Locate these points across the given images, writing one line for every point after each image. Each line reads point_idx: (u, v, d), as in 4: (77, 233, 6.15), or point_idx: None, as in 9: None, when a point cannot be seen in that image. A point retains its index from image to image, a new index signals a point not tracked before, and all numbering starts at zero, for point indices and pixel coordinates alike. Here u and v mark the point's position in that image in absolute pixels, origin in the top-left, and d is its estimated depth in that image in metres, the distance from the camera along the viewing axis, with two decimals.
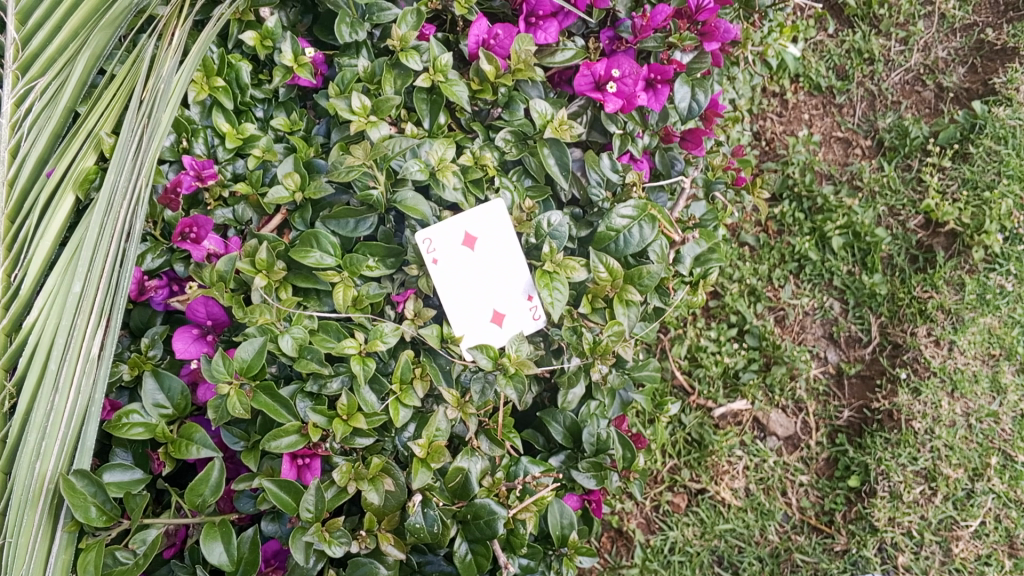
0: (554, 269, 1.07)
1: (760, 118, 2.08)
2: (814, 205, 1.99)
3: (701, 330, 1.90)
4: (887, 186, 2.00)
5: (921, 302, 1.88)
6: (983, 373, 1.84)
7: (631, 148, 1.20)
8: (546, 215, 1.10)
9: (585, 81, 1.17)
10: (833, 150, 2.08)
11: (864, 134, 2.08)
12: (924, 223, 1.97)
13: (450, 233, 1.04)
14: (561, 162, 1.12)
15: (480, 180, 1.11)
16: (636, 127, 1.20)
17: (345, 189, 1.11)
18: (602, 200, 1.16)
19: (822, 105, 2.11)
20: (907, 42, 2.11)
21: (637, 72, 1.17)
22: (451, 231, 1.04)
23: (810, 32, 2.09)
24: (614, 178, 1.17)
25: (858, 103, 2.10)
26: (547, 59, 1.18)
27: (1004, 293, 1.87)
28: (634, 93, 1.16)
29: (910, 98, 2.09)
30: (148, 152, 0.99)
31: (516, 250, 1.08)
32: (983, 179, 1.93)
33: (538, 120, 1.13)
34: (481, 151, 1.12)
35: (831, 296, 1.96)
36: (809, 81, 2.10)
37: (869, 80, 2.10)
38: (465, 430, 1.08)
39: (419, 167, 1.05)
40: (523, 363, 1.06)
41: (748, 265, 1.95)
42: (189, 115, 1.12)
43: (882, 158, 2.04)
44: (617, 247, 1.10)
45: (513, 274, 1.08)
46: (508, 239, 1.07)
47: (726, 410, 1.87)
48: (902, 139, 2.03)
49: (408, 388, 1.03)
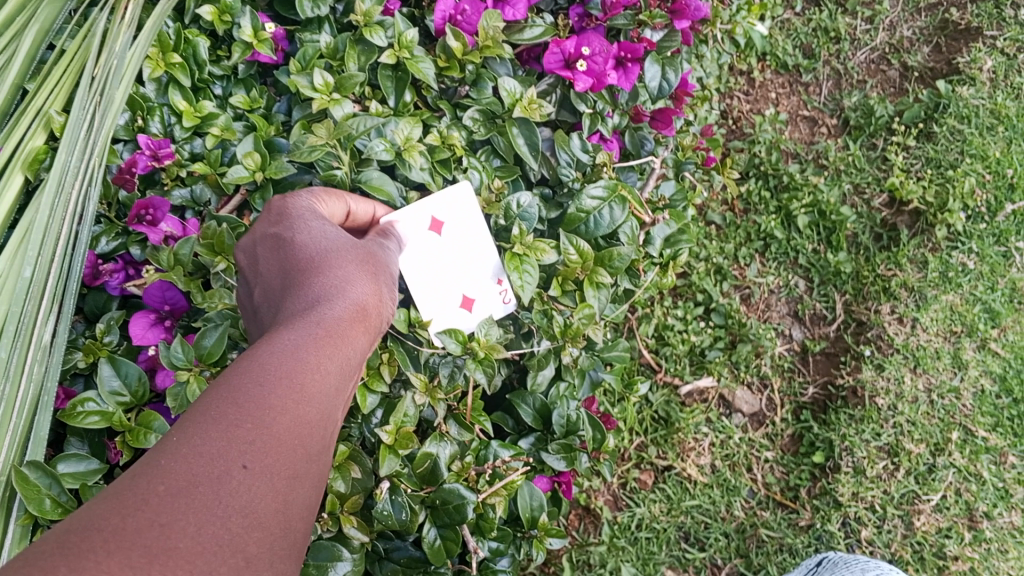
0: (524, 252, 1.05)
1: (727, 97, 2.06)
2: (781, 183, 1.99)
3: (668, 309, 1.88)
4: (852, 165, 2.01)
5: (884, 280, 1.90)
6: (946, 349, 1.86)
7: (601, 128, 1.18)
8: (516, 196, 1.07)
9: (554, 59, 1.14)
10: (799, 128, 2.08)
11: (830, 113, 2.09)
12: (888, 202, 1.99)
13: (417, 218, 1.03)
14: (530, 142, 1.11)
15: (448, 161, 1.09)
16: (605, 106, 1.18)
17: (307, 169, 1.07)
18: (572, 180, 1.14)
19: (788, 83, 2.10)
20: (873, 21, 2.13)
21: (608, 50, 1.14)
22: (418, 216, 1.03)
23: (778, 10, 2.09)
24: (583, 158, 1.14)
25: (824, 82, 2.10)
26: (515, 36, 1.15)
27: (966, 270, 1.90)
28: (604, 72, 1.13)
29: (875, 77, 2.10)
30: (100, 134, 0.96)
31: (483, 233, 1.08)
32: (947, 158, 1.97)
33: (507, 99, 1.10)
34: (448, 130, 1.09)
35: (797, 274, 1.97)
36: (776, 59, 2.09)
37: (835, 59, 2.11)
38: (433, 414, 1.07)
39: (384, 147, 1.03)
40: (493, 348, 1.04)
41: (715, 244, 1.94)
42: (145, 92, 1.09)
43: (847, 137, 2.05)
44: (587, 229, 1.08)
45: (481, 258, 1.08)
46: (476, 221, 1.07)
47: (692, 387, 1.87)
48: (867, 118, 2.04)
49: (375, 374, 1.00)
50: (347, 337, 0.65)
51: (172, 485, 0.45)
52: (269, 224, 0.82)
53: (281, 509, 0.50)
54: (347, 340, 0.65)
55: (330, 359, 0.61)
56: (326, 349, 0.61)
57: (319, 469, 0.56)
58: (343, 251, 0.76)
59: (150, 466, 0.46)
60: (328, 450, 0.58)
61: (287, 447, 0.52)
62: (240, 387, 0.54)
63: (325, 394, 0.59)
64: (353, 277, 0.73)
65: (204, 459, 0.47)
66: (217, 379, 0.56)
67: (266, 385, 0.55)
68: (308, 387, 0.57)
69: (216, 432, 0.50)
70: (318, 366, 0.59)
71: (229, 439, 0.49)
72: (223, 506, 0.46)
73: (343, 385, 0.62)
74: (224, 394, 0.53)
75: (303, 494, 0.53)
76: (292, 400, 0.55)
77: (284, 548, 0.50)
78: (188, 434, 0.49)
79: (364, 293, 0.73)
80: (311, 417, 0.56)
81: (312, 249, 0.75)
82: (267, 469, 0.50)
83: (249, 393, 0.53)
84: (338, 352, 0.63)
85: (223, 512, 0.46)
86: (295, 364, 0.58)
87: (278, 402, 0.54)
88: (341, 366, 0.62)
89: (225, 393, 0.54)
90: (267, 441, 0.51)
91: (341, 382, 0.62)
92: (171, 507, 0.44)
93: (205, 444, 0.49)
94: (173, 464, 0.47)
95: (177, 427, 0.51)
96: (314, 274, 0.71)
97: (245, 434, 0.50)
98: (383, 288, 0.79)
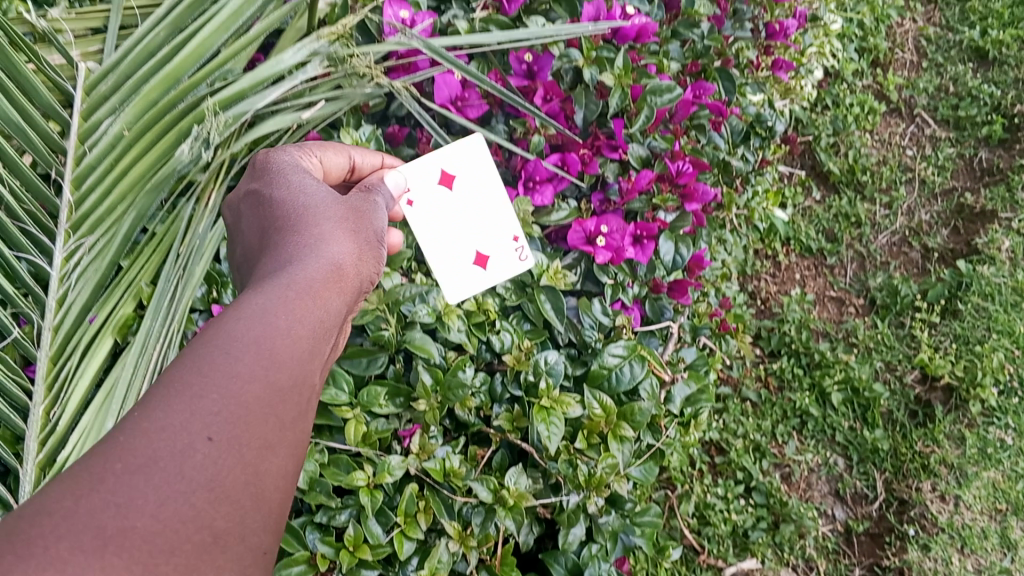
0: (551, 405, 1.14)
1: (755, 279, 2.27)
2: (812, 361, 2.15)
3: (707, 486, 1.93)
4: (883, 343, 2.21)
5: (923, 457, 2.06)
6: (992, 527, 2.03)
7: (622, 296, 1.32)
8: (543, 354, 1.19)
9: (577, 236, 1.29)
10: (829, 309, 2.29)
11: (857, 293, 2.33)
12: (921, 378, 2.19)
13: (432, 171, 1.23)
14: (556, 307, 1.23)
15: (483, 323, 1.22)
16: (625, 277, 1.32)
17: (360, 332, 1.19)
18: (595, 341, 1.26)
19: (814, 266, 2.37)
20: (891, 206, 2.62)
21: (624, 228, 1.29)
22: (433, 168, 1.23)
23: (798, 200, 2.50)
24: (605, 321, 1.27)
25: (849, 262, 2.39)
26: (544, 218, 1.32)
27: (1005, 446, 2.10)
28: (622, 247, 1.29)
29: (899, 258, 2.56)
30: (180, 303, 1.11)
31: (493, 180, 1.25)
32: (974, 335, 2.21)
33: (535, 269, 1.25)
34: (484, 297, 1.23)
35: (835, 452, 2.09)
36: (801, 243, 2.38)
37: (858, 240, 2.55)
38: (465, 566, 1.13)
39: (428, 310, 1.17)
40: (522, 496, 1.13)
41: (752, 421, 2.05)
42: (220, 267, 1.25)
43: (877, 315, 2.29)
44: (610, 384, 1.18)
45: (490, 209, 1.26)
46: (485, 171, 1.24)
47: (737, 568, 1.87)
48: (893, 297, 2.30)
49: (413, 522, 1.09)
50: (315, 304, 0.77)
51: (132, 461, 0.55)
52: (254, 188, 0.95)
53: (249, 471, 0.61)
54: (317, 304, 0.77)
55: (296, 332, 0.72)
56: (292, 322, 0.72)
57: (293, 425, 0.67)
58: (321, 221, 0.89)
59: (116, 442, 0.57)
60: (301, 403, 0.69)
61: (248, 416, 0.63)
62: (204, 363, 0.64)
63: (292, 360, 0.70)
64: (326, 245, 0.85)
65: (163, 436, 0.58)
66: (188, 347, 0.67)
67: (229, 360, 0.65)
68: (272, 355, 0.68)
69: (181, 407, 0.60)
70: (283, 336, 0.71)
71: (188, 416, 0.59)
72: (188, 476, 0.57)
73: (312, 349, 0.74)
74: (187, 367, 0.63)
75: (278, 455, 0.64)
76: (254, 370, 0.66)
77: (250, 516, 0.61)
78: (150, 409, 0.59)
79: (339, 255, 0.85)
80: (277, 381, 0.67)
81: (290, 214, 0.89)
82: (231, 437, 0.60)
83: (210, 367, 0.64)
84: (305, 320, 0.74)
85: (184, 480, 0.56)
86: (256, 336, 0.68)
87: (238, 374, 0.64)
88: (307, 330, 0.74)
89: (191, 362, 0.64)
90: (228, 416, 0.61)
91: (310, 345, 0.74)
92: (126, 488, 0.54)
93: (166, 420, 0.59)
94: (136, 441, 0.57)
95: (149, 396, 0.61)
96: (291, 240, 0.85)
97: (205, 411, 0.60)
98: (361, 244, 0.92)
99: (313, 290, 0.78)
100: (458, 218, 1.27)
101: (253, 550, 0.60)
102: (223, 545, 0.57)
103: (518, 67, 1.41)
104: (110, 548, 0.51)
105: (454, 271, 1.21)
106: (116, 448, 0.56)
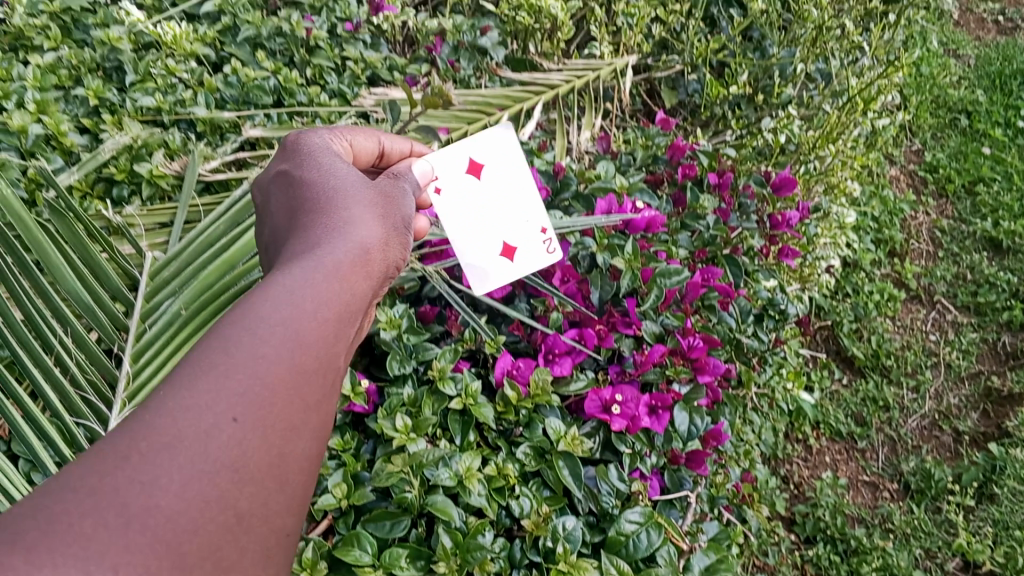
0: (568, 569, 1.19)
1: (789, 463, 2.44)
2: (849, 547, 2.21)
3: None
4: (920, 528, 2.29)
5: None
6: None
7: (640, 465, 1.45)
8: (561, 520, 1.26)
9: (594, 404, 1.46)
10: (862, 493, 2.44)
11: (890, 477, 2.48)
12: (961, 564, 2.26)
13: (459, 163, 1.52)
14: (574, 473, 1.33)
15: (503, 488, 1.30)
16: (642, 446, 1.47)
17: (384, 495, 1.28)
18: (612, 507, 1.34)
19: (845, 449, 2.54)
20: (919, 389, 2.70)
21: (638, 398, 1.47)
22: (460, 161, 1.52)
23: (827, 385, 2.63)
24: (622, 486, 1.38)
25: (879, 446, 2.56)
26: (564, 387, 1.50)
27: None
28: (636, 414, 1.46)
29: (930, 441, 2.60)
30: None
31: (516, 171, 1.57)
32: (1013, 519, 2.31)
33: (554, 435, 1.37)
34: (505, 463, 1.33)
35: None
36: (829, 426, 2.55)
37: (888, 424, 2.61)
38: None
39: (449, 474, 1.24)
40: None
41: None
42: None
43: (911, 499, 2.41)
44: (627, 550, 1.22)
45: (515, 203, 1.57)
46: (506, 163, 1.56)
47: None
48: (927, 480, 2.43)
49: None
50: (340, 286, 0.90)
51: (158, 442, 0.65)
52: (290, 172, 1.12)
53: (270, 449, 0.73)
54: (342, 284, 0.90)
55: (320, 313, 0.85)
56: (315, 304, 0.85)
57: (313, 403, 0.79)
58: (350, 208, 1.03)
59: (151, 418, 0.67)
60: (320, 384, 0.81)
61: (270, 399, 0.75)
62: (231, 344, 0.76)
63: (314, 342, 0.82)
64: (354, 228, 0.99)
65: (190, 417, 0.68)
66: (223, 323, 0.79)
67: (257, 342, 0.77)
68: (296, 337, 0.81)
69: (209, 387, 0.71)
70: (307, 318, 0.83)
71: (213, 397, 0.71)
72: (211, 453, 0.68)
73: (335, 330, 0.86)
74: (216, 352, 0.75)
75: (297, 436, 0.76)
76: (278, 351, 0.78)
77: (270, 491, 0.72)
78: (179, 390, 0.70)
79: (366, 233, 1.00)
80: (299, 363, 0.79)
81: (324, 196, 1.05)
82: (252, 418, 0.72)
83: (234, 352, 0.75)
84: (329, 299, 0.87)
85: (208, 459, 0.67)
86: (279, 318, 0.80)
87: (263, 359, 0.76)
88: (331, 313, 0.86)
89: (218, 345, 0.76)
90: (251, 397, 0.73)
91: (334, 326, 0.86)
92: (153, 464, 0.64)
93: (193, 401, 0.70)
94: (166, 420, 0.67)
95: (183, 372, 0.73)
96: (324, 221, 0.99)
97: (230, 393, 0.72)
98: (389, 224, 1.08)
99: (338, 274, 0.91)
100: (488, 196, 1.56)
101: (273, 527, 0.73)
102: (241, 521, 0.69)
103: None
104: (134, 525, 0.60)
105: (483, 265, 1.52)
106: (146, 430, 0.66)
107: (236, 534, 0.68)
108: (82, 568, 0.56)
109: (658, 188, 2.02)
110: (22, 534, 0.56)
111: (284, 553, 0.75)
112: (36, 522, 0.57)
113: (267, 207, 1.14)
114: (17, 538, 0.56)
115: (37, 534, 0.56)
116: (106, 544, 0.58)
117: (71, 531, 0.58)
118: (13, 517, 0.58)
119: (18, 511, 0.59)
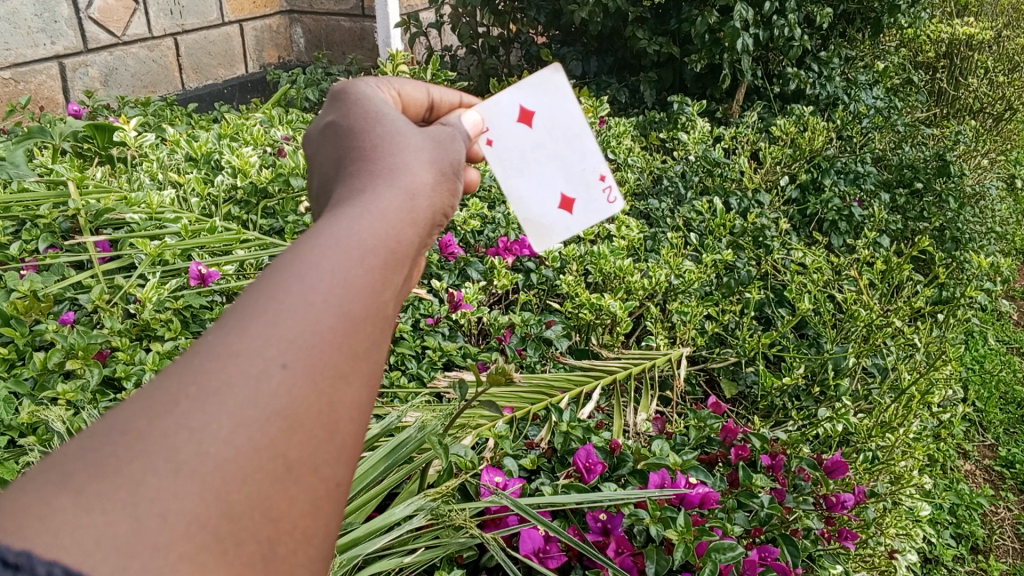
0: None
1: None
2: None
3: None
4: None
5: None
6: None
7: None
8: None
9: None
10: None
11: None
12: None
13: (510, 109, 1.73)
14: None
15: None
16: None
17: None
18: None
19: None
20: None
21: None
22: (511, 107, 1.73)
23: None
24: None
25: None
26: None
27: None
28: None
29: None
30: None
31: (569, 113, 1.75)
32: None
33: None
34: None
35: None
36: None
37: None
38: None
39: None
40: None
41: None
42: None
43: None
44: None
45: (572, 141, 1.78)
46: (559, 102, 1.74)
47: None
48: None
49: None
50: (389, 247, 0.96)
51: (205, 388, 0.72)
52: (338, 125, 1.24)
53: (319, 397, 0.78)
54: (389, 235, 0.97)
55: (366, 257, 0.92)
56: (360, 252, 0.91)
57: (362, 351, 0.85)
58: (400, 154, 1.12)
59: (201, 366, 0.74)
60: (369, 332, 0.87)
61: (320, 346, 0.80)
62: (280, 291, 0.83)
63: (360, 291, 0.88)
64: (399, 176, 1.08)
65: (239, 363, 0.75)
66: (274, 271, 0.86)
67: (305, 290, 0.84)
68: (344, 282, 0.87)
69: (257, 337, 0.77)
70: (357, 266, 0.89)
71: (263, 343, 0.77)
72: (257, 399, 0.73)
73: (386, 276, 0.93)
74: (263, 301, 0.81)
75: (346, 385, 0.82)
76: (325, 300, 0.84)
77: (322, 437, 0.78)
78: (229, 336, 0.77)
79: (419, 180, 1.10)
80: (345, 311, 0.85)
81: (381, 141, 1.15)
82: (301, 363, 0.78)
83: (279, 301, 0.82)
84: (375, 253, 0.93)
85: (257, 405, 0.73)
86: (323, 267, 0.87)
87: (308, 306, 0.82)
88: (383, 275, 0.93)
89: (268, 291, 0.83)
90: (299, 344, 0.79)
91: (385, 272, 0.93)
92: (198, 409, 0.71)
93: (242, 348, 0.76)
94: (215, 365, 0.74)
95: (236, 318, 0.80)
96: (375, 165, 1.09)
97: (277, 340, 0.78)
98: (445, 184, 1.18)
99: (389, 236, 0.97)
100: (549, 146, 1.78)
101: (324, 479, 0.78)
102: (291, 469, 0.74)
103: (593, 523, 1.78)
104: (183, 473, 0.66)
105: (546, 224, 1.86)
106: (195, 375, 0.73)
107: (285, 482, 0.74)
108: (131, 513, 0.62)
109: (713, 467, 2.12)
110: (70, 476, 0.64)
111: (337, 502, 0.81)
112: (84, 469, 0.65)
113: (320, 172, 1.21)
114: (66, 483, 0.64)
115: (85, 478, 0.64)
116: (154, 488, 0.64)
117: (114, 475, 0.64)
118: (69, 460, 0.66)
119: (77, 452, 0.67)
